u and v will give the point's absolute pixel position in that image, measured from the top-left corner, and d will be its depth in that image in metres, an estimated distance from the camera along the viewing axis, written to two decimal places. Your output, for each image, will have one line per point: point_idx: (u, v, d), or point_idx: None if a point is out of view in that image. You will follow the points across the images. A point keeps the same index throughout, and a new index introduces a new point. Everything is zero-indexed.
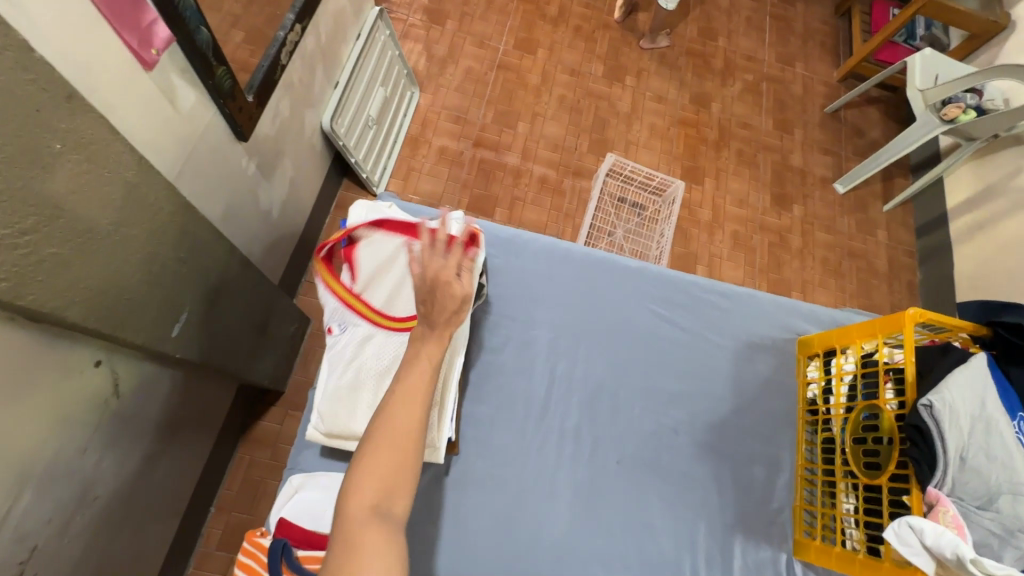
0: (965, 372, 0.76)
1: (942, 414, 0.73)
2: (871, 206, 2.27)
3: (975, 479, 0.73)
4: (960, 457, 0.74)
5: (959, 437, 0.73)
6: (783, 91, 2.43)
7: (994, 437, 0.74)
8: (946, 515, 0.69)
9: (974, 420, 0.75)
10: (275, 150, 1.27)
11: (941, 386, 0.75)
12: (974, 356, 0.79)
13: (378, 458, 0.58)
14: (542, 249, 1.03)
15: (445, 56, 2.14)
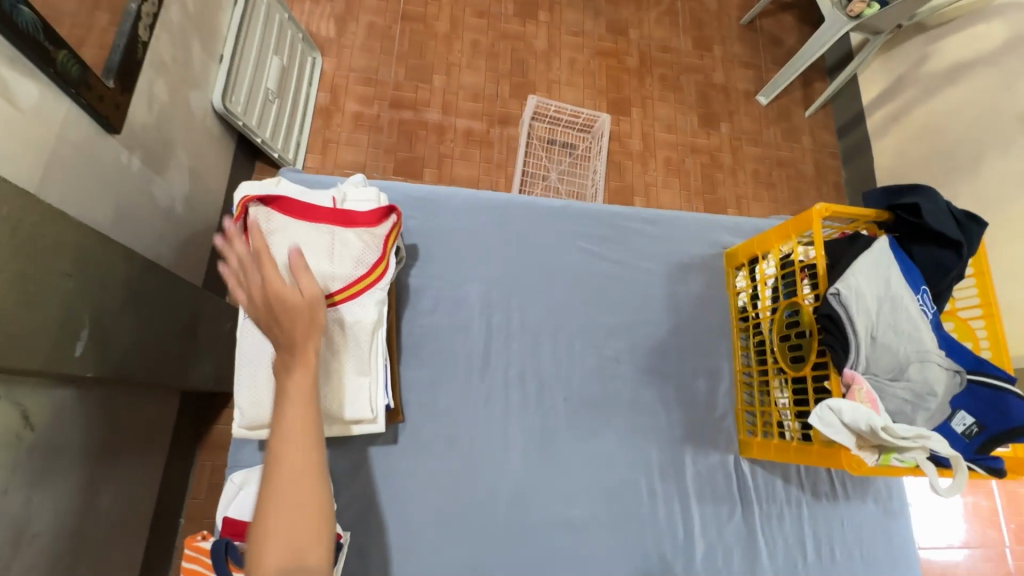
0: (870, 257, 0.79)
1: (849, 299, 0.76)
2: (795, 113, 2.31)
3: (886, 354, 0.78)
4: (872, 337, 0.78)
5: (869, 318, 0.77)
6: (699, 8, 2.38)
7: (898, 311, 0.79)
8: (860, 392, 0.73)
9: (881, 300, 0.79)
10: (162, 141, 1.16)
11: (847, 274, 0.78)
12: (877, 241, 0.82)
13: (274, 524, 0.53)
14: (461, 203, 0.99)
15: (343, 14, 1.99)
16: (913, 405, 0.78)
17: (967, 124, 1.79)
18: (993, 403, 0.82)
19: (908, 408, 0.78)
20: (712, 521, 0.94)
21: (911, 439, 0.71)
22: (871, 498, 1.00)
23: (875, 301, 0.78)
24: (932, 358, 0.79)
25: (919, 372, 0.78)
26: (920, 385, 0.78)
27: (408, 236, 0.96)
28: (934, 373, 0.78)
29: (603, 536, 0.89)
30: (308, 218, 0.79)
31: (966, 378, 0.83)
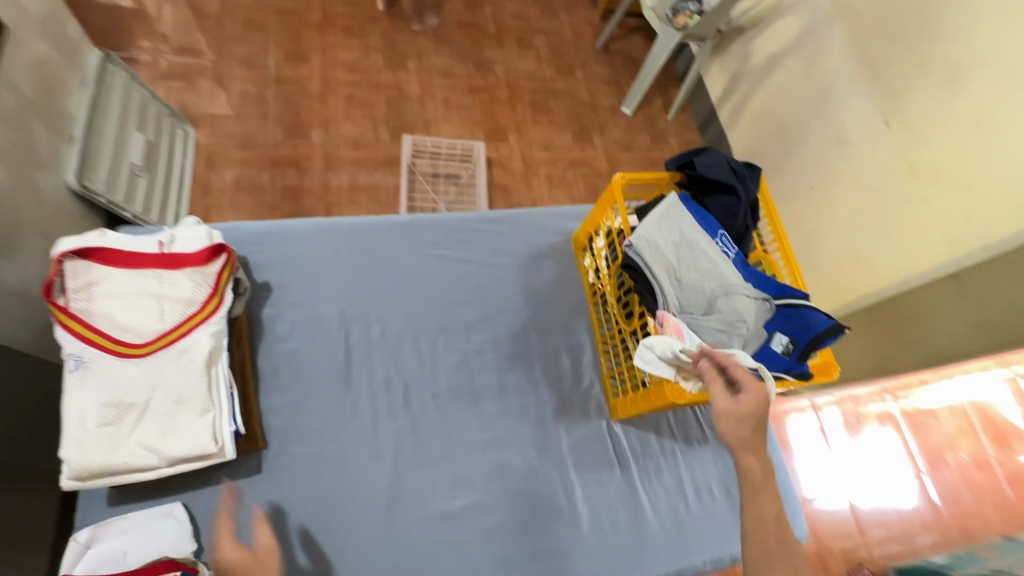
0: (661, 212, 0.92)
1: (642, 248, 0.88)
2: (658, 118, 2.54)
3: (691, 291, 0.88)
4: (676, 279, 0.88)
5: (666, 262, 0.88)
6: (557, 40, 2.62)
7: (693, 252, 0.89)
8: (667, 325, 0.82)
9: (677, 246, 0.89)
10: (5, 224, 1.14)
11: (641, 229, 0.90)
12: (668, 198, 0.94)
13: None
14: (309, 231, 1.04)
15: (213, 87, 2.05)
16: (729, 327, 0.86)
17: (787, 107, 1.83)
18: (796, 318, 0.91)
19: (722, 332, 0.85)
20: (594, 485, 0.98)
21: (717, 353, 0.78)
22: None
23: (670, 247, 0.89)
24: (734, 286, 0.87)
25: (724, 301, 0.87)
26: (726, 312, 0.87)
27: (256, 269, 0.99)
28: (737, 301, 0.86)
29: (487, 521, 0.91)
30: (134, 266, 0.80)
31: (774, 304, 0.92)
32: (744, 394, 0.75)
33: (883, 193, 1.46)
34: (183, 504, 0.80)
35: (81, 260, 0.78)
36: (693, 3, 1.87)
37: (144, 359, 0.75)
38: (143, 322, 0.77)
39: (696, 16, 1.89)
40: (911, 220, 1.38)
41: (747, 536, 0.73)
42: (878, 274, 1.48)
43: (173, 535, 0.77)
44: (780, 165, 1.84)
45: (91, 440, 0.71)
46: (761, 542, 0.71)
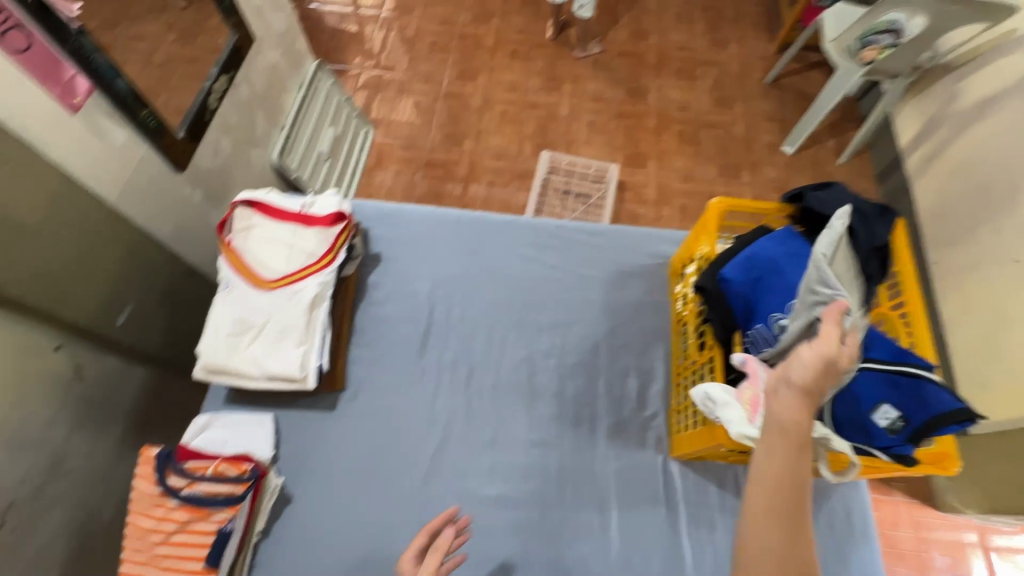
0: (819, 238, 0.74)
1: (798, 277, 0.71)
2: (825, 161, 2.28)
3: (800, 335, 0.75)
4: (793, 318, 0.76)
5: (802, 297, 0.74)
6: (721, 72, 2.52)
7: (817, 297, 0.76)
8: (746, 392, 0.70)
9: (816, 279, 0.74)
10: (221, 182, 1.50)
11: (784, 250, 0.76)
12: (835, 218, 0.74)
13: None
14: (422, 216, 1.17)
15: (395, 97, 2.41)
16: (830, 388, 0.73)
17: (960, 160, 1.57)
18: (913, 390, 0.75)
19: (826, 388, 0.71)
20: (632, 519, 0.92)
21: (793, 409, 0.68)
22: (823, 518, 0.92)
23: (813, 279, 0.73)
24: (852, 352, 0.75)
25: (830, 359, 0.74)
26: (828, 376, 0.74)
27: (372, 241, 1.14)
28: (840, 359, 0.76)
29: (512, 516, 0.92)
30: (281, 220, 1.00)
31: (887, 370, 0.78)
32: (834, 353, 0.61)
33: None
34: (273, 418, 0.97)
35: (248, 210, 1.01)
36: (886, 36, 1.60)
37: (271, 292, 0.94)
38: (275, 265, 0.96)
39: (889, 50, 1.61)
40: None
41: (748, 485, 0.59)
42: None
43: (259, 439, 0.94)
44: (968, 230, 1.49)
45: (220, 344, 0.90)
46: (758, 491, 0.57)
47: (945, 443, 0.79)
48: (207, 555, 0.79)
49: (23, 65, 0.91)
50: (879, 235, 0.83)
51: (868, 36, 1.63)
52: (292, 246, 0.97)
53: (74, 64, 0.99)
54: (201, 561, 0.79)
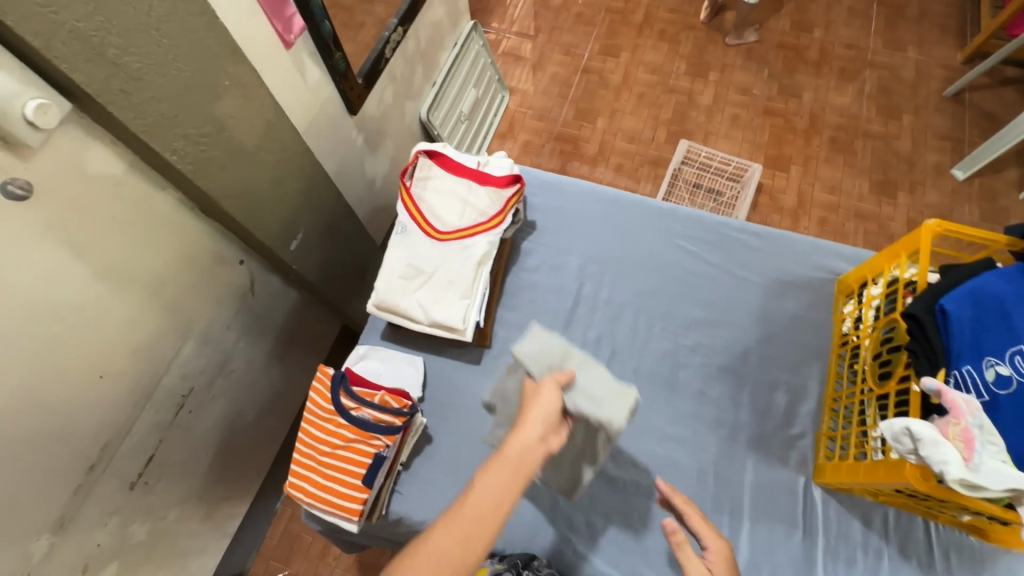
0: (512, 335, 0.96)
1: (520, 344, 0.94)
2: (1001, 194, 2.01)
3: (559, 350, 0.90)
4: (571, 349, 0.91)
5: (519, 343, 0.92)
6: (892, 78, 2.27)
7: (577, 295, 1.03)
8: (954, 428, 0.64)
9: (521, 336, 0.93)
10: (379, 130, 1.57)
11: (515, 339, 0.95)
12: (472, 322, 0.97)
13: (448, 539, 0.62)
14: (580, 191, 1.17)
15: (534, 65, 2.40)
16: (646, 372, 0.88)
17: None
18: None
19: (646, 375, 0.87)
20: (764, 535, 0.89)
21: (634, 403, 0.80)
22: None
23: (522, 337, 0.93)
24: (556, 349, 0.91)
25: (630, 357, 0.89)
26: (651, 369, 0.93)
27: (529, 208, 1.16)
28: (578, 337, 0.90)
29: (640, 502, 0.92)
30: (456, 175, 1.03)
31: None
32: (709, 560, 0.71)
33: None
34: (422, 360, 1.02)
35: (427, 160, 1.05)
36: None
37: (442, 243, 0.98)
38: (448, 217, 1.00)
39: None
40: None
41: None
42: None
43: (410, 378, 1.00)
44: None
45: (393, 284, 0.96)
46: None
47: None
48: (365, 474, 0.86)
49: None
50: None
51: None
52: (465, 202, 1.00)
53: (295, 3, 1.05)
54: (359, 478, 0.85)
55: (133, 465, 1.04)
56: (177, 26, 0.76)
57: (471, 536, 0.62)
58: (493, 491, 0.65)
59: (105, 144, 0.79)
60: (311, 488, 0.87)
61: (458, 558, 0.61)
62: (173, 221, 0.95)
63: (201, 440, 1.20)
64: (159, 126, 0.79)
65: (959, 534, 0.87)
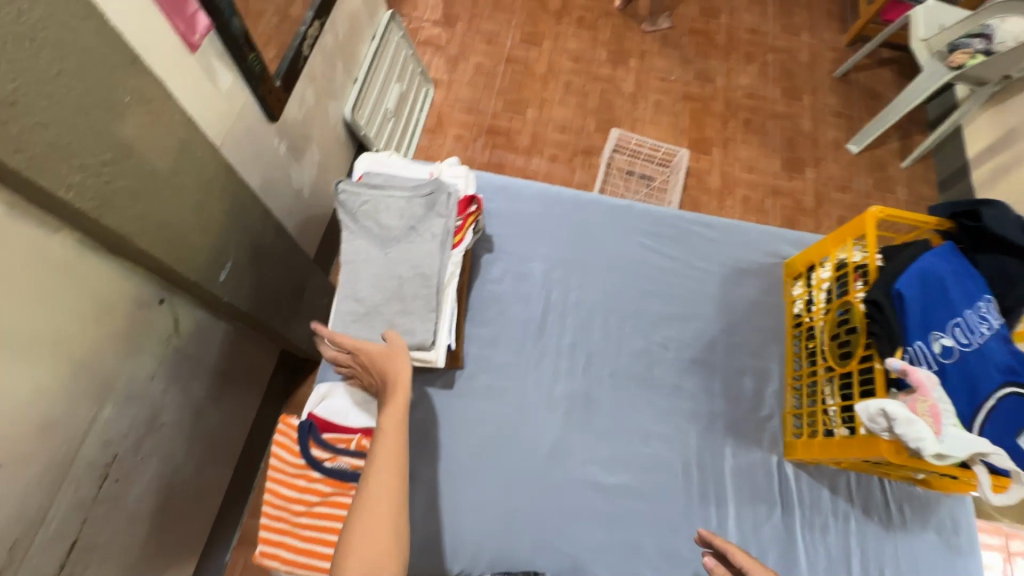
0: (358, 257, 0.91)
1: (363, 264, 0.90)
2: (888, 163, 2.25)
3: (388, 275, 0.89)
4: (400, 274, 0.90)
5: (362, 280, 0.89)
6: (790, 61, 2.45)
7: (389, 176, 0.96)
8: (922, 404, 0.70)
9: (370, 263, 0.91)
10: (302, 135, 1.42)
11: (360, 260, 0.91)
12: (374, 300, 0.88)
13: (377, 478, 0.68)
14: (536, 193, 1.13)
15: (456, 55, 2.30)
16: (433, 248, 0.91)
17: None
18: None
19: (435, 248, 0.91)
20: (749, 516, 0.93)
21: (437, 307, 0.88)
22: (932, 528, 0.94)
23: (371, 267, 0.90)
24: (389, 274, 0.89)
25: (410, 248, 0.91)
26: (436, 207, 0.92)
27: (486, 215, 1.11)
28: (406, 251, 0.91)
29: (634, 506, 0.92)
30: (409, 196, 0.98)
31: None
32: None
33: None
34: None
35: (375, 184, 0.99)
36: (978, 41, 1.72)
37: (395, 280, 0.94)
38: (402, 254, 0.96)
39: (980, 55, 1.73)
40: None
41: None
42: None
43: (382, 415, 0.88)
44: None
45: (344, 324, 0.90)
46: None
47: None
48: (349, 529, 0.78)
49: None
50: None
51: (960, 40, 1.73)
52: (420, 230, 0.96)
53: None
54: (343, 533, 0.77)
55: (54, 556, 0.88)
56: (56, 33, 0.61)
57: (394, 460, 0.70)
58: (394, 419, 0.74)
59: None
60: (288, 556, 0.77)
61: (391, 481, 0.68)
62: (71, 265, 0.79)
63: (132, 508, 1.04)
64: (49, 158, 0.65)
65: (907, 486, 0.96)
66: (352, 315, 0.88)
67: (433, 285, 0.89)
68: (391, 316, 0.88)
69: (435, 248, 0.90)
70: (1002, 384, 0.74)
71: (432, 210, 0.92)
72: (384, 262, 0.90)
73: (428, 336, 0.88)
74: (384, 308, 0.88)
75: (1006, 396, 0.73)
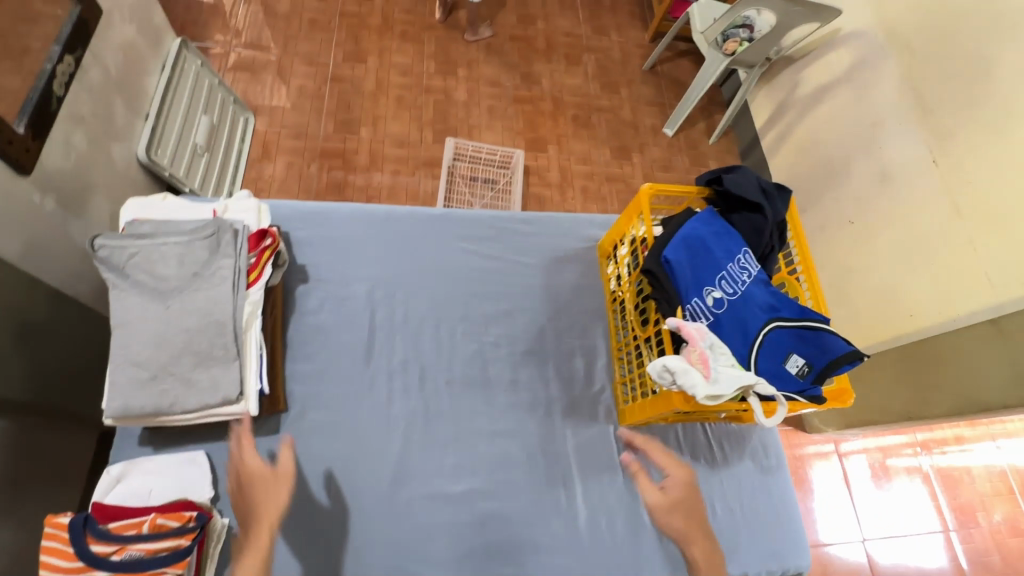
0: (129, 317, 0.79)
1: (135, 324, 0.79)
2: (699, 141, 2.53)
3: (172, 331, 0.79)
4: (185, 327, 0.80)
5: (138, 342, 0.78)
6: (605, 59, 2.67)
7: (160, 222, 0.87)
8: (693, 353, 0.79)
9: (145, 323, 0.79)
10: (81, 187, 1.23)
11: (131, 321, 0.79)
12: (158, 362, 0.78)
13: None
14: (348, 213, 1.10)
15: (275, 79, 2.18)
16: (224, 291, 0.83)
17: (840, 137, 1.81)
18: (813, 343, 0.86)
19: (227, 291, 0.83)
20: (595, 489, 0.98)
21: (238, 356, 0.81)
22: (747, 457, 1.07)
23: (146, 327, 0.79)
24: (171, 329, 0.79)
25: (196, 295, 0.82)
26: (221, 247, 0.85)
27: (294, 245, 1.05)
28: (190, 299, 0.81)
29: (486, 508, 0.93)
30: None
31: (797, 324, 0.87)
32: (668, 484, 1.00)
33: (921, 222, 1.47)
34: (205, 454, 0.85)
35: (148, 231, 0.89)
36: (742, 31, 1.97)
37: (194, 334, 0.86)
38: None
39: (745, 42, 1.99)
40: (958, 263, 1.35)
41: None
42: (915, 313, 1.45)
43: (194, 481, 0.82)
44: (819, 199, 1.85)
45: (121, 394, 0.77)
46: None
47: (841, 381, 0.89)
48: None
49: None
50: (780, 211, 0.96)
51: (729, 31, 1.97)
52: None
53: None
54: None
55: None
56: None
57: None
58: None
59: None
60: None
61: None
62: None
63: None
64: None
65: (724, 425, 1.08)
66: (134, 384, 0.77)
67: (230, 331, 0.82)
68: (185, 374, 0.79)
69: (226, 289, 0.83)
70: (767, 321, 0.88)
71: (217, 251, 0.84)
72: (165, 315, 0.80)
73: (233, 388, 0.80)
74: (173, 367, 0.79)
75: (771, 330, 0.88)
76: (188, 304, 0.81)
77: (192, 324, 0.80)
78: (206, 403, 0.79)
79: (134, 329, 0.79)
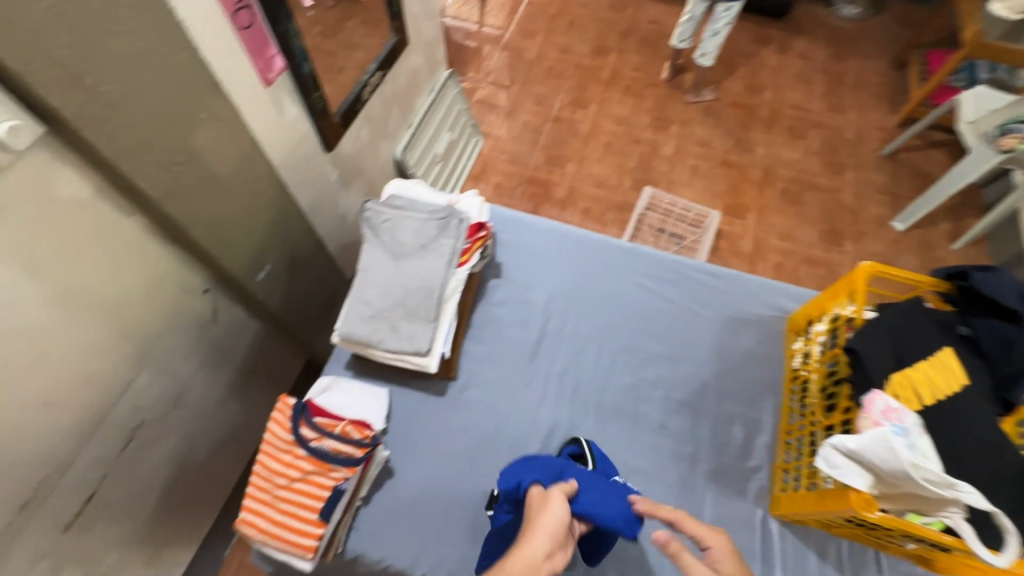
0: (371, 265, 1.00)
1: (372, 272, 0.99)
2: (937, 242, 2.16)
3: (396, 284, 0.97)
4: (406, 286, 0.97)
5: (370, 286, 0.98)
6: (835, 136, 2.47)
7: (410, 200, 1.08)
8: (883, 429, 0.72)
9: (380, 274, 0.99)
10: (354, 168, 1.58)
11: (371, 269, 1.00)
12: (380, 306, 0.97)
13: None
14: (546, 229, 1.21)
15: (507, 113, 2.51)
16: (440, 264, 0.99)
17: None
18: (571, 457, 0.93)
19: (442, 264, 0.99)
20: None
21: (435, 319, 0.95)
22: None
23: (380, 277, 0.99)
24: (396, 283, 0.98)
25: (420, 262, 0.99)
26: (448, 229, 1.02)
27: (497, 245, 1.20)
28: (415, 263, 0.99)
29: None
30: None
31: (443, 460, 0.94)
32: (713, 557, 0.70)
33: None
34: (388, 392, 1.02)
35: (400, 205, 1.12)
36: None
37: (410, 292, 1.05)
38: None
39: None
40: None
41: None
42: None
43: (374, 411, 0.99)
44: None
45: (349, 324, 0.96)
46: None
47: None
48: (323, 508, 0.83)
49: (242, 40, 0.97)
50: None
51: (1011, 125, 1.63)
52: None
53: (275, 45, 1.06)
54: (317, 512, 0.83)
55: (72, 504, 0.97)
56: (146, 66, 0.79)
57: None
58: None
59: (75, 168, 0.81)
60: (263, 524, 0.83)
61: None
62: (138, 245, 0.96)
63: (150, 479, 1.13)
64: (134, 153, 0.83)
65: (908, 565, 0.89)
66: (359, 317, 0.96)
67: (435, 297, 0.97)
68: (395, 322, 0.96)
69: (442, 263, 0.99)
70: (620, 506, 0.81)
71: (444, 232, 1.02)
72: (395, 271, 0.99)
73: (425, 343, 0.95)
74: (389, 313, 0.96)
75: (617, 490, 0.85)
76: (413, 267, 0.99)
77: (411, 286, 0.97)
78: (403, 350, 0.95)
79: (370, 276, 0.99)
